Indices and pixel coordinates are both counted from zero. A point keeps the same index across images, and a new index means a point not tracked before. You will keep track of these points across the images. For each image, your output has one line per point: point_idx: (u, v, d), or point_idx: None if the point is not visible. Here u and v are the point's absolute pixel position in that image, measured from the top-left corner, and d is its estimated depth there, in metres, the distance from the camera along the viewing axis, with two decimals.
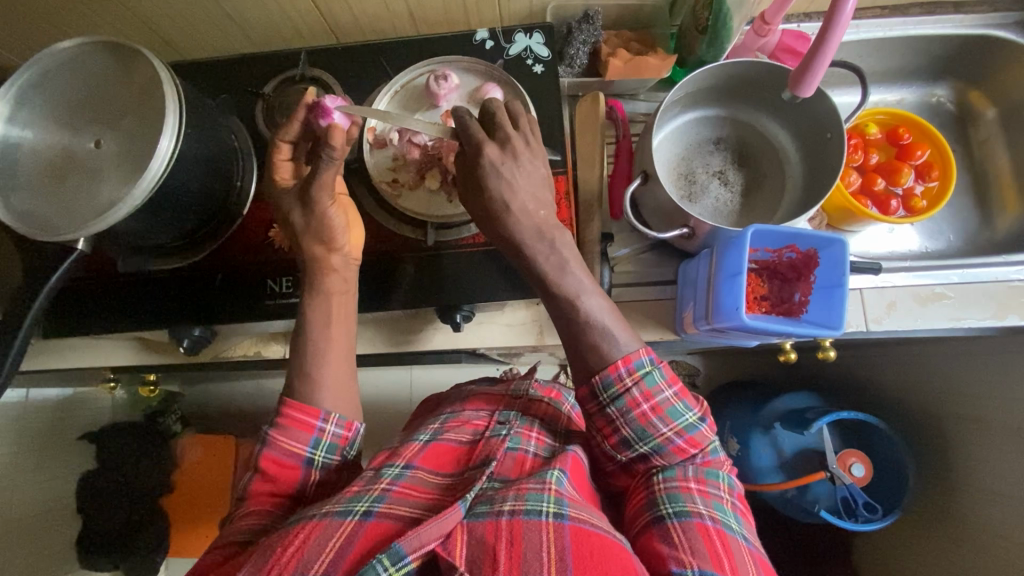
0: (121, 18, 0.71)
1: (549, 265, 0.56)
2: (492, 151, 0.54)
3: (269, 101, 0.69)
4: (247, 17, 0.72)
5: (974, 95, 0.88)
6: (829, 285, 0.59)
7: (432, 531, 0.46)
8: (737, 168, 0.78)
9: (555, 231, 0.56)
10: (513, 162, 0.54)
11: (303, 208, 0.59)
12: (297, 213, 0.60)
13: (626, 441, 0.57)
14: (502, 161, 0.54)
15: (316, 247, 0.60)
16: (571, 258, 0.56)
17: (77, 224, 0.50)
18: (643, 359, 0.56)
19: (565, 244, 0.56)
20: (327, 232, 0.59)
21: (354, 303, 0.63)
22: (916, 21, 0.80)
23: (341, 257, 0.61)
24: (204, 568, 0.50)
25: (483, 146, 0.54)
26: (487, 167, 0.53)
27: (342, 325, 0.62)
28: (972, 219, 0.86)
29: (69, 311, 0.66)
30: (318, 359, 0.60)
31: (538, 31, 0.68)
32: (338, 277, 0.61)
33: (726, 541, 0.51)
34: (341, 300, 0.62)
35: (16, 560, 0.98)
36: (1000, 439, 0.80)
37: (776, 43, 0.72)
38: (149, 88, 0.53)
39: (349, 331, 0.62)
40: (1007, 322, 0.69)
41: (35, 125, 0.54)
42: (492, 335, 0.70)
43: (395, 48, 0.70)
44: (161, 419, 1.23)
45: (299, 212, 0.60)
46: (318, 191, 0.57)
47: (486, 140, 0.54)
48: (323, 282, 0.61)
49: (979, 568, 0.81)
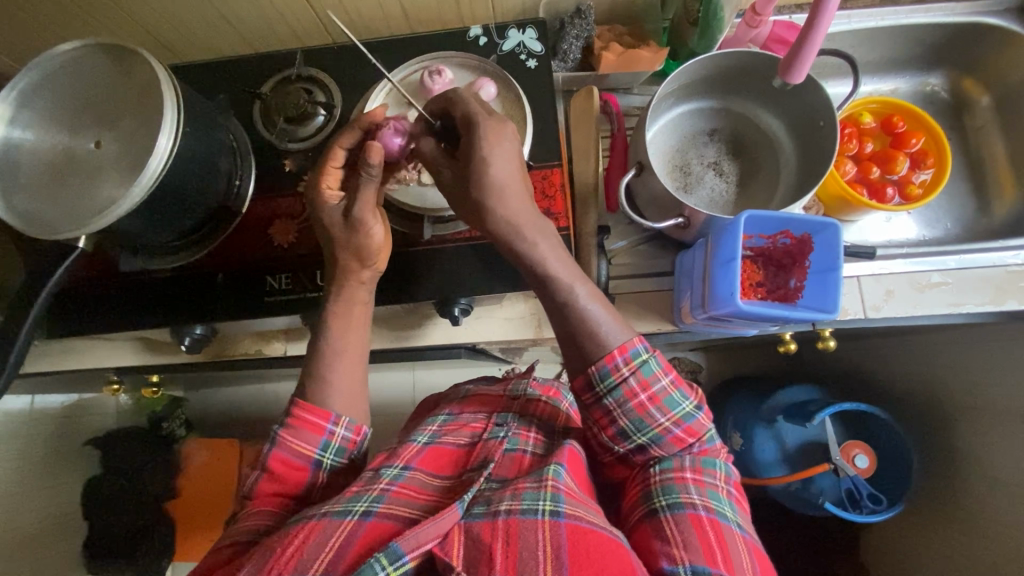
0: (118, 21, 0.72)
1: (547, 247, 0.55)
2: (492, 122, 0.53)
3: (267, 101, 0.70)
4: (242, 18, 0.73)
5: (967, 83, 0.88)
6: (824, 269, 0.60)
7: (430, 531, 0.47)
8: (732, 159, 0.78)
9: (541, 222, 0.55)
10: (503, 142, 0.53)
11: (346, 223, 0.59)
12: (339, 227, 0.59)
13: (624, 432, 0.57)
14: (503, 133, 0.53)
15: (350, 260, 0.59)
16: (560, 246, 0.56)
17: (78, 222, 0.51)
18: (638, 348, 0.56)
19: (552, 233, 0.55)
20: (365, 248, 0.59)
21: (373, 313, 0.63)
22: (907, 9, 0.80)
23: (372, 272, 0.61)
24: (209, 567, 0.51)
25: (483, 117, 0.53)
26: (489, 130, 0.52)
27: (358, 334, 0.61)
28: (969, 206, 0.86)
29: (70, 313, 0.66)
30: (330, 363, 0.60)
31: (531, 27, 0.69)
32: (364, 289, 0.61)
33: (720, 531, 0.51)
34: (362, 312, 0.61)
35: (23, 567, 0.98)
36: (1005, 426, 0.80)
37: (768, 33, 0.73)
38: (147, 88, 0.53)
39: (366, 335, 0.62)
40: (1006, 307, 0.69)
41: (36, 127, 0.54)
42: (490, 329, 0.71)
43: (390, 47, 0.71)
44: (164, 425, 1.27)
45: (342, 224, 0.59)
46: (365, 208, 0.58)
47: (485, 114, 0.54)
48: (343, 289, 0.60)
49: (986, 558, 0.80)
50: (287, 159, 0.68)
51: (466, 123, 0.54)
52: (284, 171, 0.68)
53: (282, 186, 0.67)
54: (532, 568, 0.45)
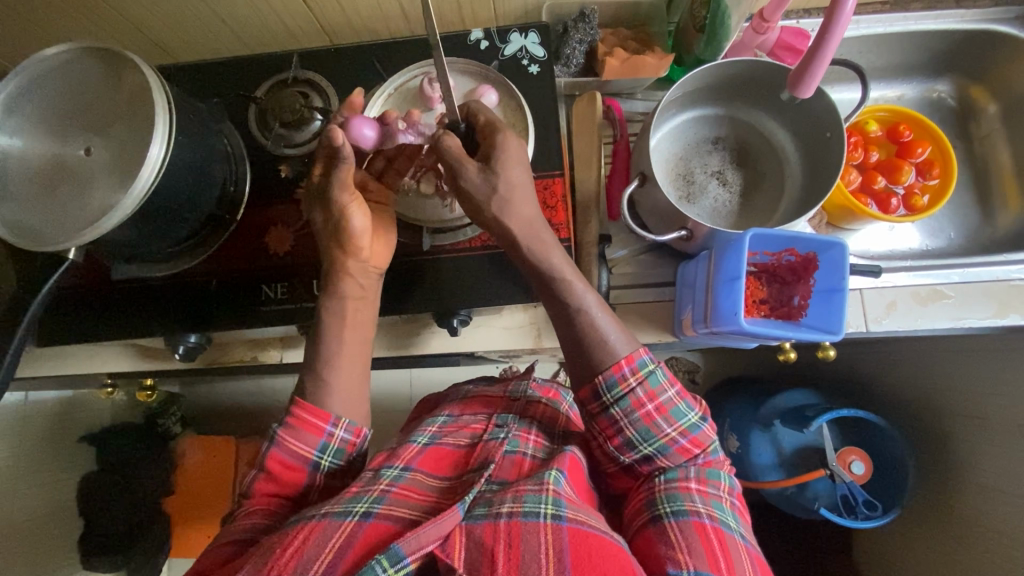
0: (110, 20, 0.70)
1: (559, 259, 0.57)
2: (511, 136, 0.55)
3: (262, 104, 0.68)
4: (237, 18, 0.71)
5: (974, 90, 0.87)
6: (827, 289, 0.59)
7: (431, 533, 0.46)
8: (736, 168, 0.77)
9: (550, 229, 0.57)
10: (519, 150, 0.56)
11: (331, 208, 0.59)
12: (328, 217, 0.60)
13: (630, 443, 0.57)
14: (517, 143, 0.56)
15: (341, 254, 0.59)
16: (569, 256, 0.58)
17: (68, 234, 0.50)
18: (644, 359, 0.57)
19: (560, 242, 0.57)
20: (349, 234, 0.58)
21: (369, 309, 0.61)
22: (916, 16, 0.79)
23: (359, 262, 0.60)
24: (205, 567, 0.50)
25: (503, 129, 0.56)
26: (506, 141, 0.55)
27: (358, 335, 0.61)
28: (973, 216, 0.85)
29: (60, 321, 0.65)
30: (328, 361, 0.59)
31: (533, 31, 0.67)
32: (355, 282, 0.60)
33: (723, 539, 0.51)
34: (357, 306, 0.60)
35: (18, 562, 0.98)
36: (1001, 437, 0.80)
37: (775, 40, 0.71)
38: (138, 95, 0.52)
39: (365, 337, 0.61)
40: (1008, 321, 0.69)
41: (24, 133, 0.53)
42: (490, 338, 0.70)
43: (389, 50, 0.69)
44: (160, 421, 1.23)
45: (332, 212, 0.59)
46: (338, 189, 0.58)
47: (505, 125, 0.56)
48: (340, 286, 0.59)
49: (979, 565, 0.81)
50: (283, 165, 0.67)
51: (485, 132, 0.56)
52: (280, 177, 0.66)
53: (278, 192, 0.66)
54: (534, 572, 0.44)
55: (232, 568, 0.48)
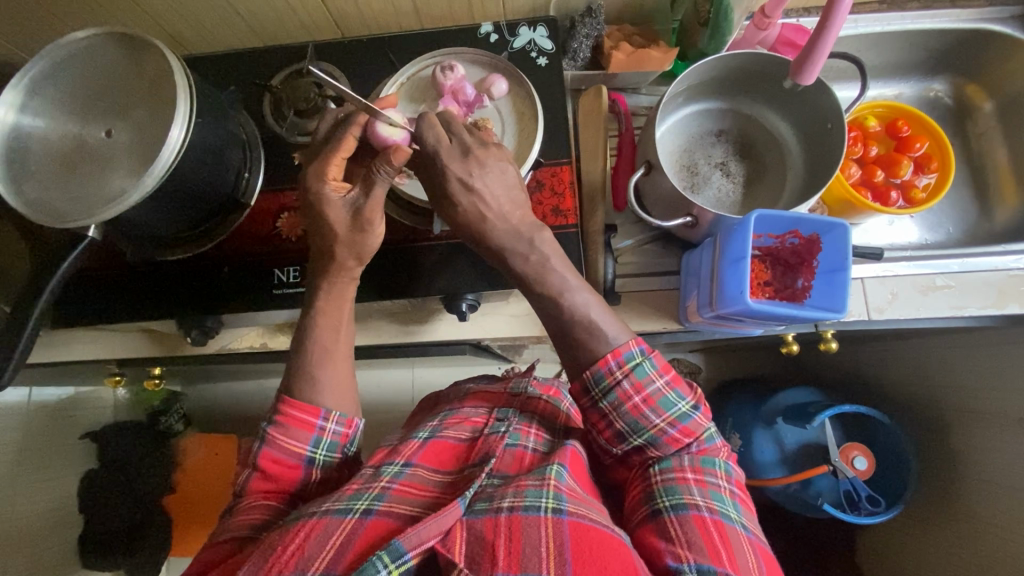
0: (129, 11, 0.72)
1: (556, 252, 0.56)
2: (457, 165, 0.53)
3: (275, 94, 0.70)
4: (254, 12, 0.73)
5: (971, 89, 0.89)
6: (832, 269, 0.60)
7: (432, 528, 0.47)
8: (739, 160, 0.79)
9: (534, 230, 0.56)
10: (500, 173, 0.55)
11: (353, 220, 0.57)
12: (343, 225, 0.57)
13: (621, 434, 0.58)
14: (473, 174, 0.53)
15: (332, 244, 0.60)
16: (551, 255, 0.56)
17: (87, 213, 0.50)
18: (632, 352, 0.57)
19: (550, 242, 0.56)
20: (366, 250, 0.58)
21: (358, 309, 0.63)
22: (914, 15, 0.81)
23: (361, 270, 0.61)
24: (205, 563, 0.50)
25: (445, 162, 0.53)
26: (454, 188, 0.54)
27: (349, 330, 0.61)
28: (971, 211, 0.86)
29: (76, 304, 0.66)
30: (317, 360, 0.59)
31: (542, 25, 0.69)
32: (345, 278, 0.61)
33: (724, 531, 0.51)
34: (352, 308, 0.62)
35: (19, 560, 0.97)
36: (1003, 430, 0.81)
37: (776, 36, 0.73)
38: (160, 78, 0.53)
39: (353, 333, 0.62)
40: (1008, 310, 0.70)
41: (47, 115, 0.54)
42: (497, 325, 0.71)
43: (401, 42, 0.71)
44: (161, 419, 1.25)
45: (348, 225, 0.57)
46: (376, 211, 0.57)
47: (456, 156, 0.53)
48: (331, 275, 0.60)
49: (984, 560, 0.81)
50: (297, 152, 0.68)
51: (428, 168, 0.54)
52: (293, 164, 0.68)
53: (291, 177, 0.68)
54: (534, 566, 0.45)
55: (233, 565, 0.48)
